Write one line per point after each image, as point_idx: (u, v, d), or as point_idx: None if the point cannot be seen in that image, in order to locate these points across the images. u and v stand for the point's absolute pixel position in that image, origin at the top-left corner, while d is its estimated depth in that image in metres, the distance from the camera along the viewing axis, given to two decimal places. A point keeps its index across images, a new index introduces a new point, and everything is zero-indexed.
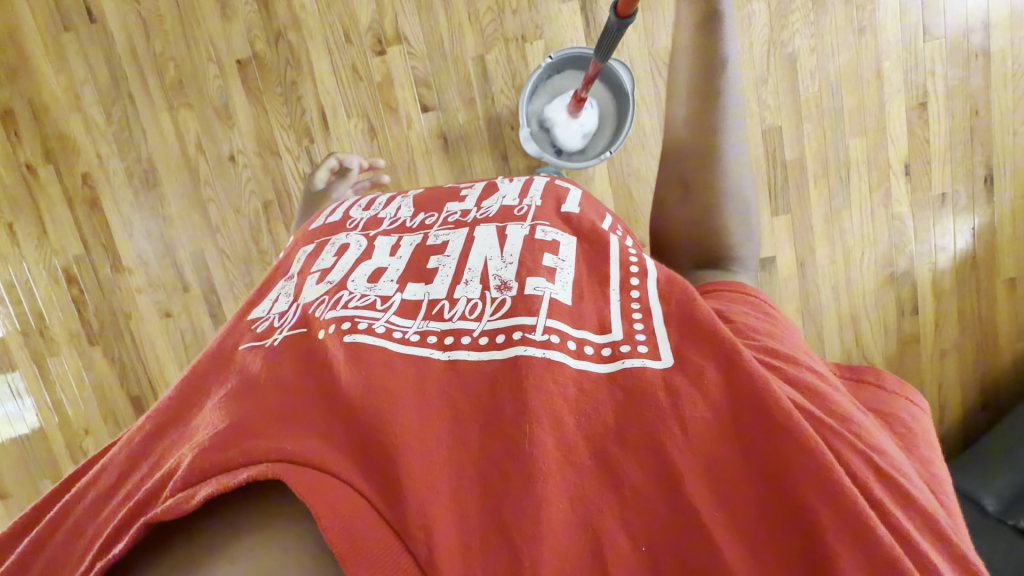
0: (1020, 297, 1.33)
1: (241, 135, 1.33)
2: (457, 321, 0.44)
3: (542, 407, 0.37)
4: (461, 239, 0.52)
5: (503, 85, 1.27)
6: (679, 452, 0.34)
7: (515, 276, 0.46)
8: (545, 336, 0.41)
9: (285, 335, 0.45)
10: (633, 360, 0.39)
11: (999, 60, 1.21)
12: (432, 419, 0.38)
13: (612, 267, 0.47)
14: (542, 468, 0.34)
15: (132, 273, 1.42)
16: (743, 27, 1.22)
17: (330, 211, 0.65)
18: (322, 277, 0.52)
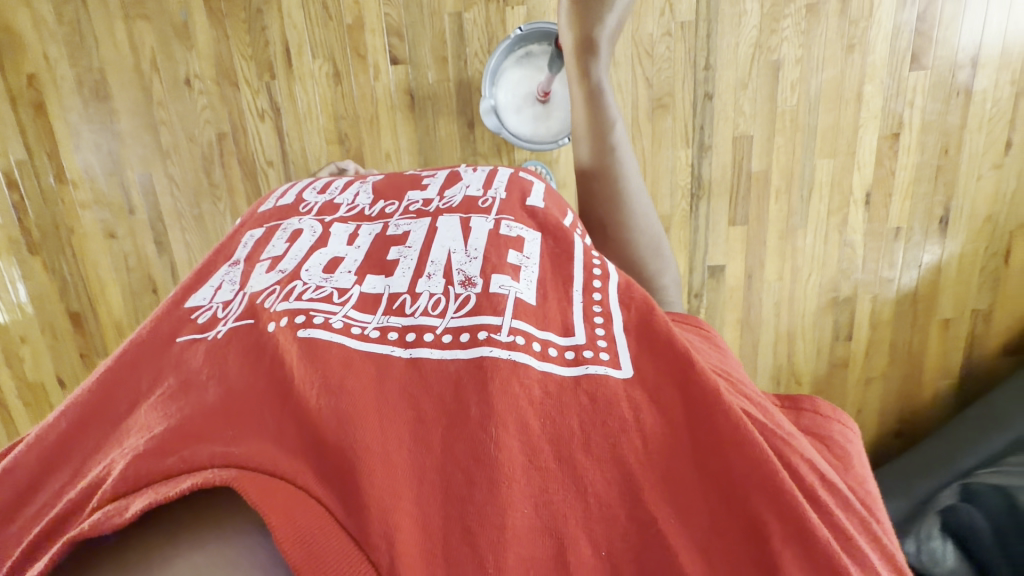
0: (954, 339, 1.35)
1: (200, 59, 1.26)
2: (419, 317, 0.42)
3: (509, 410, 0.36)
4: (423, 230, 0.50)
5: (478, 48, 1.21)
6: (642, 467, 0.36)
7: (480, 272, 0.45)
8: (510, 337, 0.40)
9: (229, 327, 0.42)
10: (596, 367, 0.40)
11: (980, 101, 1.19)
12: (390, 411, 0.36)
13: (577, 270, 0.47)
14: (508, 472, 0.34)
15: (77, 187, 1.37)
16: (733, 25, 1.18)
17: (278, 193, 0.60)
18: (273, 265, 0.48)
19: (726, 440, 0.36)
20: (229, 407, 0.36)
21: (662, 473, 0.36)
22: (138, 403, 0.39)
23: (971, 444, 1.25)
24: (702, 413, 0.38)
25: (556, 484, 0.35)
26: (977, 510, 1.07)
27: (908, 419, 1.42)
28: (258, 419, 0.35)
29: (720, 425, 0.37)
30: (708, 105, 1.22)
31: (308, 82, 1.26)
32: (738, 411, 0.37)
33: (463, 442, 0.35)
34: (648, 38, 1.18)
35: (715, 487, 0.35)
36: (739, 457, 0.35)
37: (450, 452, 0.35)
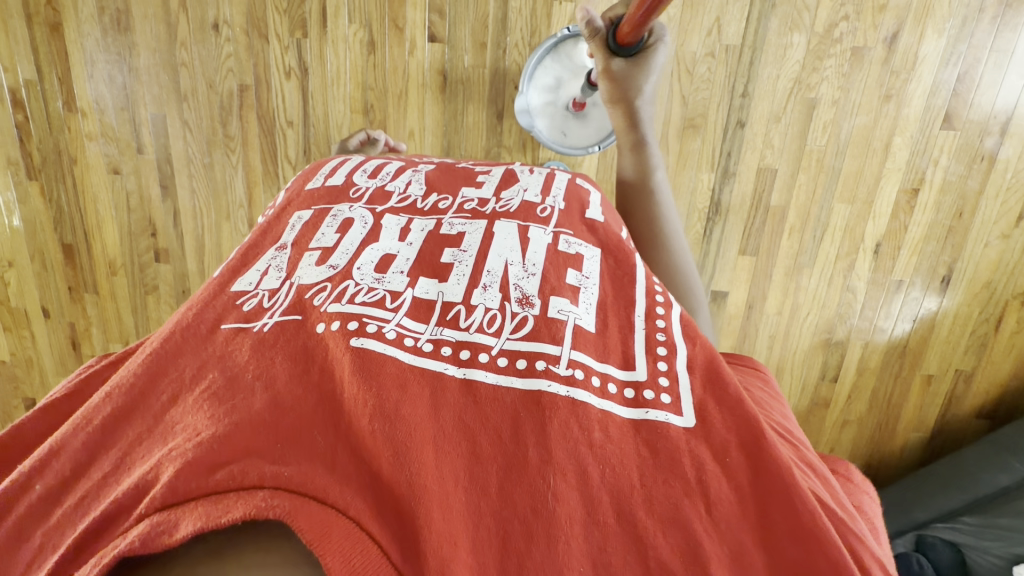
0: (933, 394, 1.39)
1: (231, 4, 1.22)
2: (474, 333, 0.41)
3: (567, 456, 0.35)
4: (479, 235, 0.49)
5: (519, 39, 1.19)
6: (708, 536, 0.33)
7: (538, 291, 0.44)
8: (568, 370, 0.39)
9: (275, 320, 0.42)
10: (657, 412, 0.38)
11: (1001, 170, 1.21)
12: (445, 444, 0.35)
13: (638, 292, 0.46)
14: (567, 528, 0.32)
15: (86, 117, 1.33)
16: (778, 55, 1.17)
17: (327, 170, 0.58)
18: (325, 260, 0.47)
19: (801, 524, 0.33)
20: (285, 425, 0.36)
21: (730, 546, 0.33)
22: (177, 395, 0.39)
23: (927, 499, 1.30)
24: (771, 489, 0.34)
25: (617, 543, 0.33)
26: (928, 561, 1.20)
27: (874, 463, 1.47)
28: (311, 438, 0.35)
29: (792, 509, 0.33)
30: (739, 133, 1.22)
31: (341, 46, 1.22)
32: (807, 493, 0.34)
33: (523, 490, 0.34)
34: (691, 56, 1.19)
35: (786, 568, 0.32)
36: (813, 551, 0.32)
37: (508, 500, 0.33)
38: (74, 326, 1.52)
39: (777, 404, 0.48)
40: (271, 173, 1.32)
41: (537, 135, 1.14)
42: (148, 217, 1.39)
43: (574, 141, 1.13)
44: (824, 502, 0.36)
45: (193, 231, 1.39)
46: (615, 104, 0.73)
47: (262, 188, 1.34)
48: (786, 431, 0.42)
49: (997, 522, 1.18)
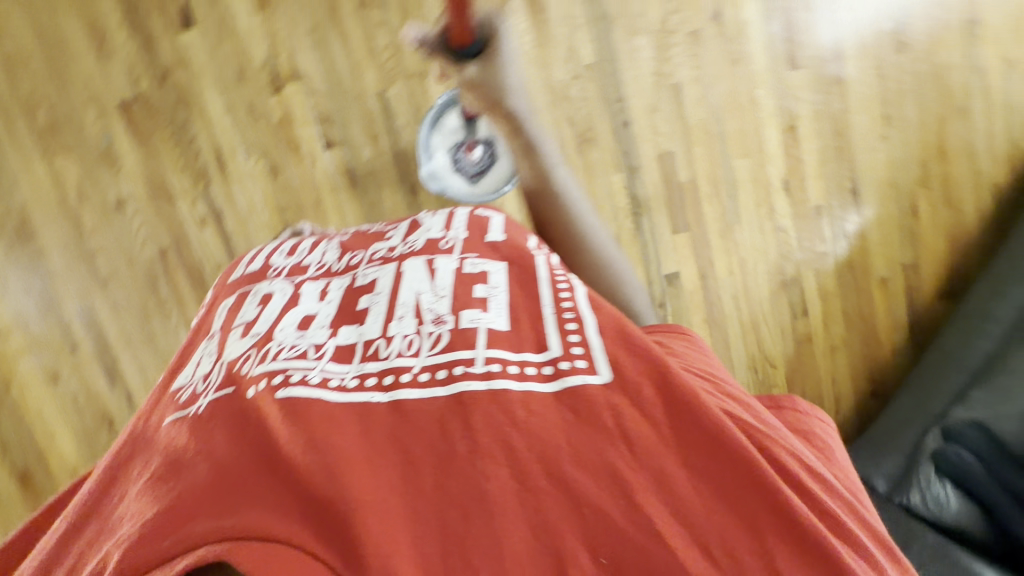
0: (894, 293, 1.48)
1: (129, 180, 1.25)
2: (394, 359, 0.40)
3: (496, 436, 0.34)
4: (391, 276, 0.47)
5: (407, 120, 1.27)
6: (636, 470, 0.33)
7: (450, 309, 0.42)
8: (487, 366, 0.38)
9: (211, 398, 0.40)
10: (575, 377, 0.37)
11: (853, 86, 1.36)
12: (380, 460, 0.34)
13: (545, 287, 0.44)
14: (500, 503, 0.32)
15: (8, 335, 1.28)
16: (632, 58, 1.29)
17: (248, 259, 0.57)
18: (242, 333, 0.45)
19: (714, 438, 0.35)
20: (219, 482, 0.33)
21: (657, 472, 0.34)
22: (121, 489, 0.37)
23: (934, 387, 1.34)
24: (686, 413, 0.36)
25: (554, 501, 0.32)
26: (965, 450, 1.19)
27: (877, 376, 1.51)
28: (246, 488, 0.33)
29: (703, 425, 0.35)
30: (629, 132, 1.32)
31: (246, 181, 1.27)
32: (716, 410, 0.36)
33: (461, 478, 0.33)
34: (561, 83, 1.27)
35: (715, 474, 0.34)
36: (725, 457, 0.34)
37: (443, 492, 0.33)
38: None
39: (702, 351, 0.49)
40: None
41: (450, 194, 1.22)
42: (101, 409, 1.33)
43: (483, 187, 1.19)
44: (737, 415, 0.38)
45: None
46: (491, 109, 0.64)
47: None
48: (703, 370, 0.44)
49: (997, 381, 1.24)
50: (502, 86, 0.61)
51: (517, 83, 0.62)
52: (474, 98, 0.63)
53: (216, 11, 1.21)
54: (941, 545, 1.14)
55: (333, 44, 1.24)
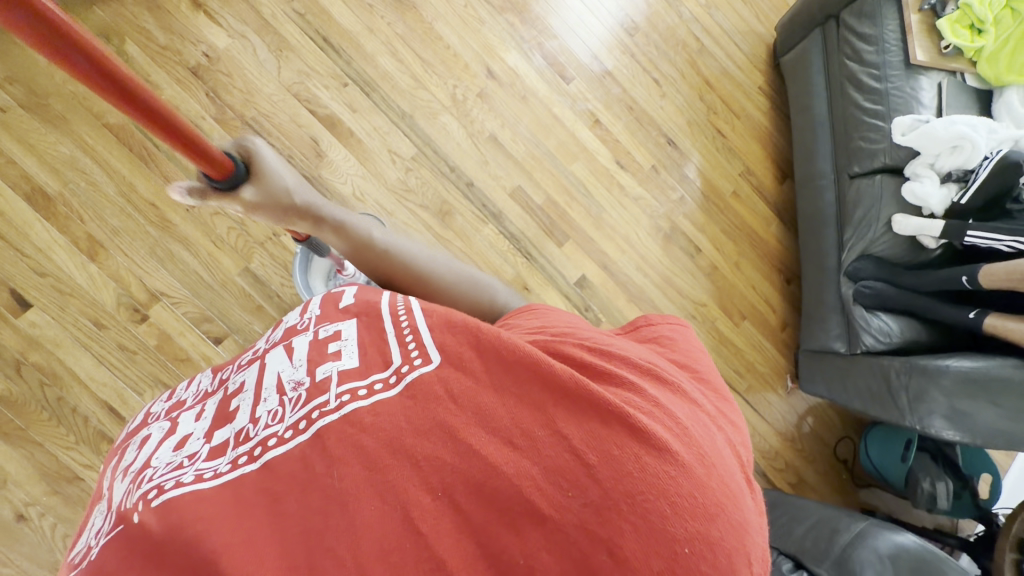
0: (747, 199, 1.70)
1: (23, 486, 1.13)
2: (261, 432, 0.42)
3: (345, 447, 0.39)
4: (255, 371, 0.49)
5: (280, 279, 1.30)
6: (456, 415, 0.39)
7: (305, 370, 0.45)
8: (338, 399, 0.42)
9: (104, 538, 0.38)
10: (411, 372, 0.42)
11: (619, 72, 1.62)
12: (248, 509, 0.37)
13: (386, 319, 0.48)
14: (354, 494, 0.37)
15: None
16: (444, 134, 1.45)
17: (141, 413, 0.58)
18: (122, 478, 0.44)
19: (524, 363, 0.41)
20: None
21: (476, 411, 0.40)
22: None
23: (818, 247, 1.53)
24: (499, 351, 0.42)
25: (396, 474, 0.38)
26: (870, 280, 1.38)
27: (781, 266, 1.69)
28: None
29: (512, 357, 0.41)
30: (476, 189, 1.45)
31: None
32: (525, 346, 0.42)
33: (315, 496, 0.37)
34: (398, 180, 1.39)
35: (526, 391, 0.40)
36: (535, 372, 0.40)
37: (303, 507, 0.37)
38: None
39: (543, 316, 0.53)
40: None
41: None
42: None
43: None
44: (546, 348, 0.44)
45: None
46: (283, 216, 0.73)
47: None
48: (545, 328, 0.49)
49: (855, 217, 1.43)
50: (282, 188, 0.71)
51: (295, 184, 0.73)
52: (264, 215, 0.72)
53: (48, 280, 1.19)
54: (908, 364, 1.26)
55: (178, 251, 1.26)
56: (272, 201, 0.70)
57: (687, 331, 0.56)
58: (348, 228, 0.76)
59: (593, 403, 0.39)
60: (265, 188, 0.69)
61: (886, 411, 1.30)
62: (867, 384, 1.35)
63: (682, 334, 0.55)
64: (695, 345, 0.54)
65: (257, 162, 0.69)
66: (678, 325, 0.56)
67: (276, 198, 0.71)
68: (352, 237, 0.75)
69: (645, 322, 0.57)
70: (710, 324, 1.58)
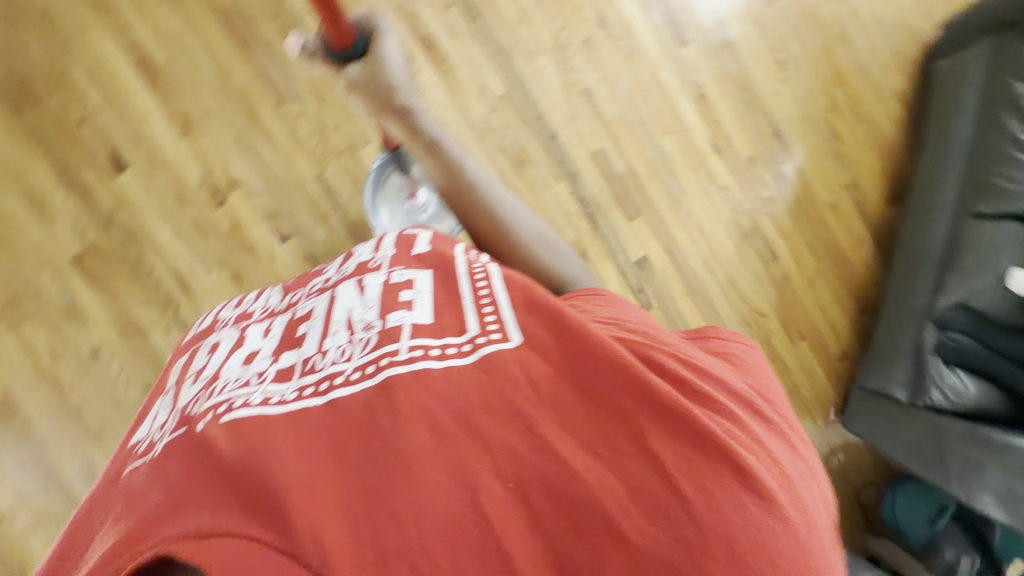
0: (845, 214, 1.55)
1: (99, 328, 1.26)
2: (329, 367, 0.48)
3: (412, 408, 0.43)
4: (324, 302, 0.54)
5: (350, 193, 1.33)
6: (524, 404, 0.44)
7: (377, 315, 0.50)
8: (409, 353, 0.46)
9: (171, 434, 0.46)
10: (489, 346, 0.46)
11: (741, 45, 1.47)
12: (310, 450, 0.42)
13: (463, 282, 0.52)
14: (417, 456, 0.41)
15: (7, 522, 1.21)
16: (538, 78, 1.38)
17: (200, 319, 0.65)
18: (194, 380, 0.52)
19: (609, 365, 0.45)
20: (173, 493, 0.40)
21: (545, 402, 0.44)
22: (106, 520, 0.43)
23: (909, 285, 1.38)
24: (578, 346, 0.46)
25: (462, 446, 0.42)
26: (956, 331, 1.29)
27: (859, 294, 1.56)
28: (196, 499, 0.39)
29: (592, 355, 0.46)
30: (557, 143, 1.39)
31: (213, 294, 1.29)
32: (612, 345, 0.46)
33: (378, 450, 0.42)
34: (481, 118, 1.34)
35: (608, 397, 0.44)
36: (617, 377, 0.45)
37: (371, 461, 0.42)
38: None
39: (618, 308, 0.56)
40: None
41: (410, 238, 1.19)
42: None
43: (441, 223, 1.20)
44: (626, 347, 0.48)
45: None
46: (382, 112, 0.70)
47: None
48: (617, 321, 0.53)
49: (963, 263, 1.29)
50: (390, 85, 0.67)
51: (403, 82, 0.68)
52: (363, 101, 0.69)
53: (144, 148, 1.26)
54: (971, 429, 1.19)
55: (261, 145, 1.29)
56: (377, 95, 0.67)
57: (751, 350, 0.57)
58: (442, 149, 0.73)
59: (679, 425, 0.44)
60: (376, 78, 0.66)
61: (930, 471, 1.25)
62: (912, 438, 1.28)
63: (748, 353, 0.55)
64: (758, 364, 0.55)
65: (375, 48, 0.65)
66: (743, 342, 0.57)
67: (382, 92, 0.67)
68: (445, 164, 0.73)
69: (713, 333, 0.58)
70: (765, 336, 1.49)
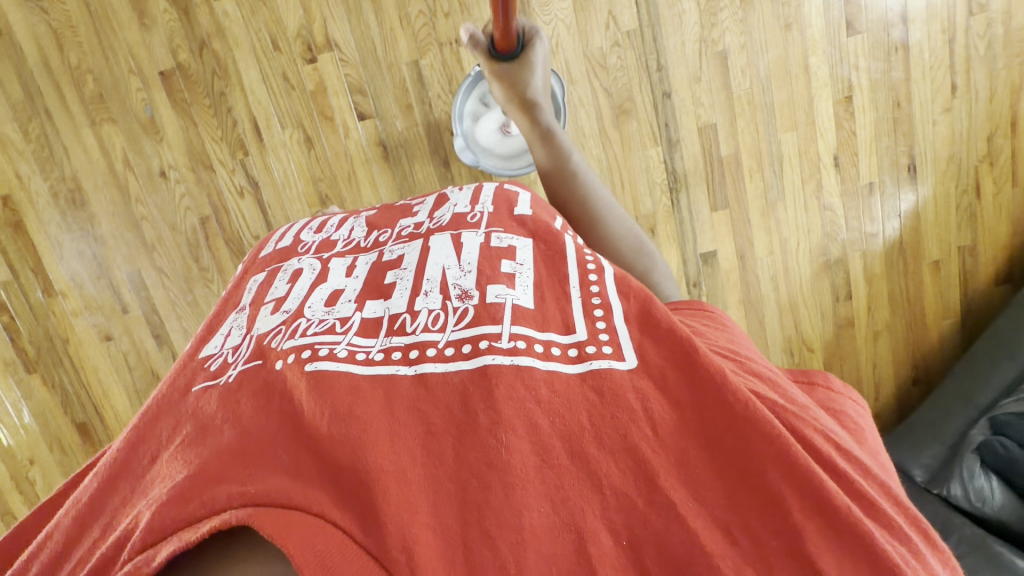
0: (945, 277, 1.39)
1: (171, 150, 1.28)
2: (419, 333, 0.40)
3: (516, 414, 0.34)
4: (416, 250, 0.48)
5: (440, 90, 1.25)
6: (654, 454, 0.32)
7: (476, 284, 0.42)
8: (511, 343, 0.38)
9: (240, 370, 0.39)
10: (600, 360, 0.37)
11: (918, 53, 1.26)
12: (399, 431, 0.33)
13: (571, 266, 0.45)
14: (521, 476, 0.31)
15: (67, 297, 1.35)
16: (675, 24, 1.23)
17: (277, 236, 0.58)
18: (275, 308, 0.45)
19: (738, 418, 0.33)
20: (247, 442, 0.33)
21: (678, 456, 0.32)
22: (157, 453, 0.36)
23: (983, 377, 1.29)
24: (708, 387, 0.35)
25: (571, 481, 0.31)
26: (1010, 441, 1.13)
27: (920, 364, 1.44)
28: (272, 454, 0.32)
29: (727, 403, 0.34)
30: (668, 103, 1.26)
31: (282, 152, 1.28)
32: (745, 391, 0.34)
33: (475, 452, 0.32)
34: (599, 51, 1.23)
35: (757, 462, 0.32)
36: (750, 436, 0.32)
37: (463, 466, 0.32)
38: None
39: (726, 337, 0.46)
40: None
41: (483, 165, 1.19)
42: (151, 370, 1.39)
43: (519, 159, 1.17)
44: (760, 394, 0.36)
45: None
46: (510, 100, 0.76)
47: None
48: (728, 351, 0.42)
49: None
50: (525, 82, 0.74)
51: (539, 85, 0.75)
52: (500, 93, 0.77)
53: None
54: (979, 538, 1.10)
55: (366, 11, 1.21)
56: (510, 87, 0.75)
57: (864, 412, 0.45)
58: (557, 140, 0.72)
59: (870, 551, 0.28)
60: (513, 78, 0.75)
61: None
62: None
63: (861, 414, 0.44)
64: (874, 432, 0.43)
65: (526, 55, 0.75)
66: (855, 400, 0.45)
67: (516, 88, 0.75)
68: (553, 146, 0.72)
69: (822, 381, 0.46)
70: None
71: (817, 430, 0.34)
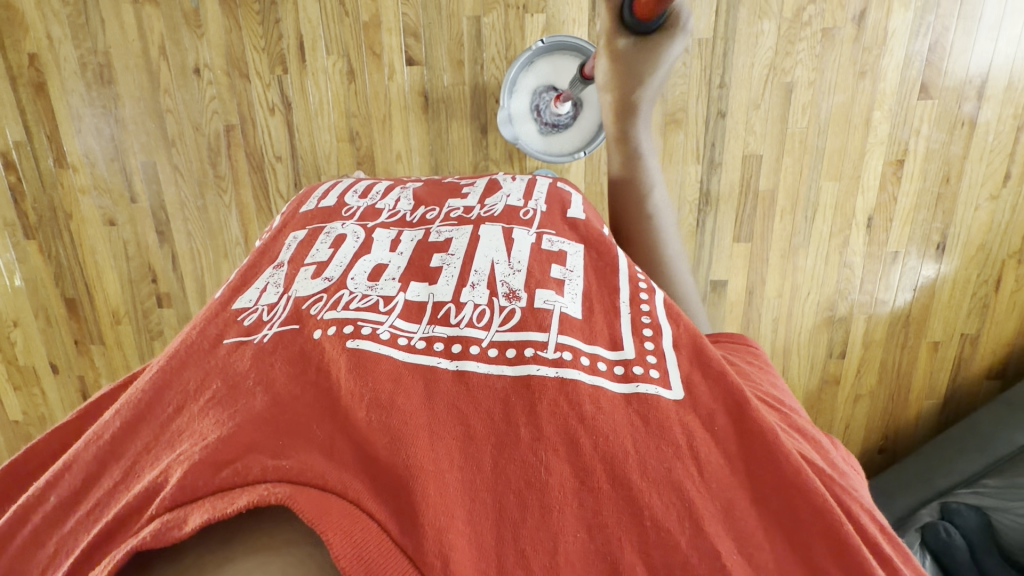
0: (940, 359, 1.40)
1: (209, 47, 1.24)
2: (464, 327, 0.40)
3: (558, 433, 0.34)
4: (466, 238, 0.48)
5: (495, 53, 1.21)
6: (700, 496, 0.32)
7: (525, 286, 0.43)
8: (557, 353, 0.38)
9: (275, 331, 0.40)
10: (646, 385, 0.37)
11: (982, 132, 1.22)
12: (440, 429, 0.34)
13: (622, 281, 0.45)
14: (559, 497, 0.32)
15: (77, 172, 1.33)
16: (749, 44, 1.18)
17: (320, 192, 0.56)
18: (319, 272, 0.45)
19: (788, 482, 0.33)
20: (283, 416, 0.34)
21: (722, 502, 0.32)
22: (184, 403, 0.36)
23: (948, 464, 1.30)
24: (757, 446, 0.34)
25: (611, 509, 0.32)
26: (955, 528, 1.19)
27: (890, 435, 1.47)
28: (307, 433, 0.33)
29: (777, 464, 0.33)
30: (721, 123, 1.23)
31: (321, 78, 1.24)
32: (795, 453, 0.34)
33: (515, 465, 0.33)
34: None
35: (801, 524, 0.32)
36: (796, 502, 0.32)
37: (503, 477, 0.33)
38: (83, 378, 1.52)
39: (764, 378, 0.46)
40: (264, 209, 1.34)
41: (523, 147, 1.15)
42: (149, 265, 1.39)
43: (561, 148, 1.14)
44: (805, 458, 0.36)
45: (192, 272, 1.39)
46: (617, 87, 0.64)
47: (257, 224, 1.35)
48: (770, 398, 0.42)
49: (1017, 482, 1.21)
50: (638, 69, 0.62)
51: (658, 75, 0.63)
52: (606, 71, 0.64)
53: None
54: None
55: None
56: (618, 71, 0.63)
57: None
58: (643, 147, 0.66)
59: None
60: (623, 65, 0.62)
61: None
62: None
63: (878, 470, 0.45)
64: None
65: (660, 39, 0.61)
66: None
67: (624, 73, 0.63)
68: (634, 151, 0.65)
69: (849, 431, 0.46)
70: None
71: (861, 504, 0.34)
